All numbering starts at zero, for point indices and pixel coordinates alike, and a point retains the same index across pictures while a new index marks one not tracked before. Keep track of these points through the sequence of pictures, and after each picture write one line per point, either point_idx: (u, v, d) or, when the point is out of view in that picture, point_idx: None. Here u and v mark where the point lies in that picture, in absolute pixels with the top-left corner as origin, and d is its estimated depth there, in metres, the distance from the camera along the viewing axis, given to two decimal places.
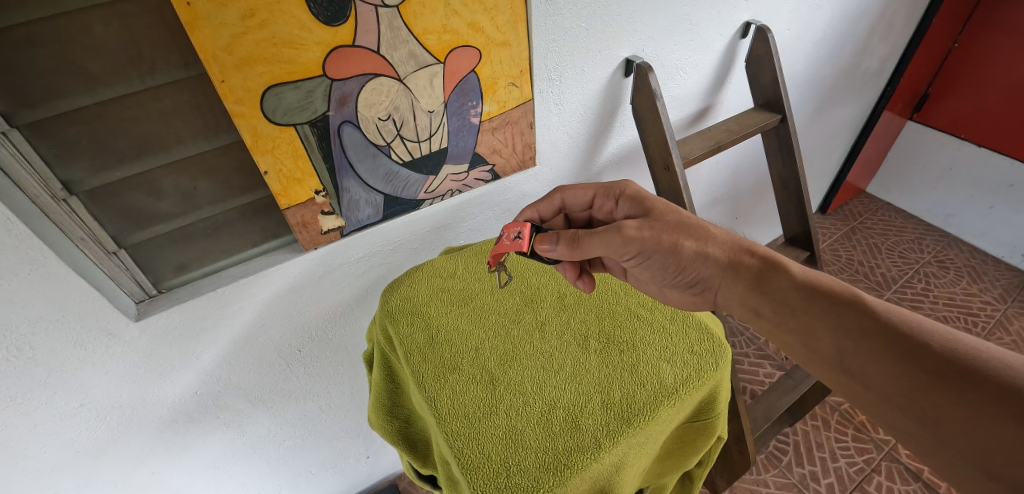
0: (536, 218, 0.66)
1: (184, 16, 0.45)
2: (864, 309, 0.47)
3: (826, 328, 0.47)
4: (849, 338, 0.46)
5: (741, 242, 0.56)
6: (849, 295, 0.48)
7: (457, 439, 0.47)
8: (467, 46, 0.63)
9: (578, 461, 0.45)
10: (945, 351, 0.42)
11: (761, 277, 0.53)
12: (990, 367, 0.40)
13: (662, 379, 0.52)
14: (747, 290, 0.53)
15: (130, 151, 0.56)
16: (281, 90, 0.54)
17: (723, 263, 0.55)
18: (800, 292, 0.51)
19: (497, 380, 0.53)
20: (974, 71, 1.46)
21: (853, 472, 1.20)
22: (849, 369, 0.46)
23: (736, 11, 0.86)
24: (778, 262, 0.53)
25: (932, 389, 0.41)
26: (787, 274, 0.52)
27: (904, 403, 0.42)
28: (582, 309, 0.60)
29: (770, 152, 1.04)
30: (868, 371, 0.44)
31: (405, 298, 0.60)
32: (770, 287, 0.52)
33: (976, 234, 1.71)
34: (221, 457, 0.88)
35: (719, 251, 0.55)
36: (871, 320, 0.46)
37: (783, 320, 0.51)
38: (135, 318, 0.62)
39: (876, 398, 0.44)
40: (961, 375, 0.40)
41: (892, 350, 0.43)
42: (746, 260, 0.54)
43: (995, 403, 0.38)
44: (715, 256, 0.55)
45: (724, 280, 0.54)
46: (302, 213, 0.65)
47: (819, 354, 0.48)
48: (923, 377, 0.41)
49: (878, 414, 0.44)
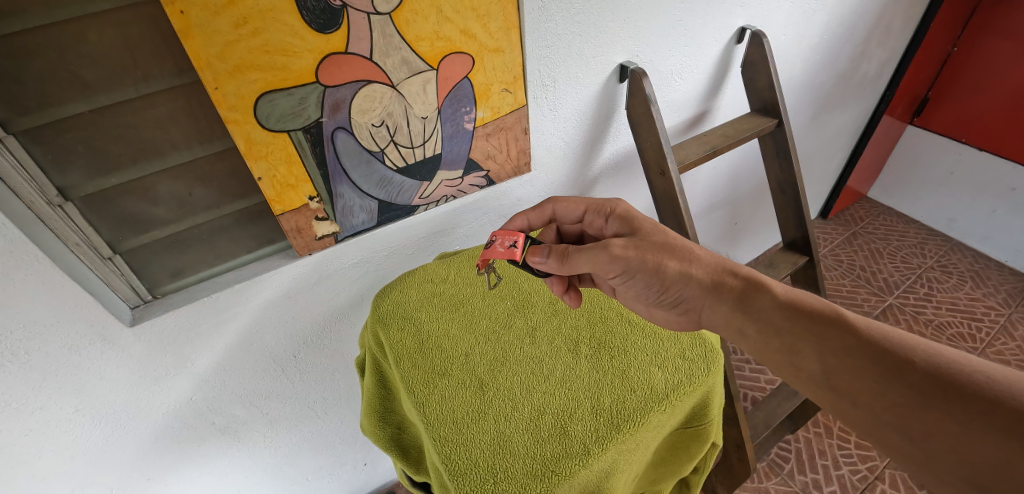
0: (525, 227, 0.65)
1: (178, 25, 0.46)
2: (845, 325, 0.47)
3: (809, 347, 0.47)
4: (834, 356, 0.46)
5: (725, 263, 0.55)
6: (832, 314, 0.48)
7: (446, 446, 0.47)
8: (459, 53, 0.63)
9: (567, 467, 0.45)
10: (928, 366, 0.42)
11: (744, 297, 0.52)
12: (972, 381, 0.40)
13: (653, 384, 0.51)
14: (731, 311, 0.52)
15: (126, 157, 0.56)
16: (274, 97, 0.54)
17: (706, 285, 0.53)
18: (783, 311, 0.50)
19: (487, 385, 0.52)
20: (974, 75, 1.45)
21: (856, 480, 1.18)
22: (835, 388, 0.45)
23: (731, 16, 0.86)
24: (759, 282, 0.53)
25: (918, 404, 0.41)
26: (769, 293, 0.52)
27: (891, 418, 0.42)
28: (574, 315, 0.60)
29: (767, 157, 1.04)
30: (855, 388, 0.44)
31: (395, 304, 0.60)
32: (755, 309, 0.51)
33: (979, 238, 1.70)
34: (217, 464, 0.87)
35: (703, 273, 0.54)
36: (854, 337, 0.45)
37: (768, 342, 0.50)
38: (131, 323, 0.63)
39: (863, 414, 0.43)
40: (945, 389, 0.40)
41: (877, 367, 0.43)
42: (729, 280, 0.53)
43: (980, 417, 0.38)
44: (699, 278, 0.54)
45: (707, 302, 0.53)
46: (296, 218, 0.65)
47: (804, 373, 0.47)
48: (908, 392, 0.41)
49: (867, 431, 0.43)
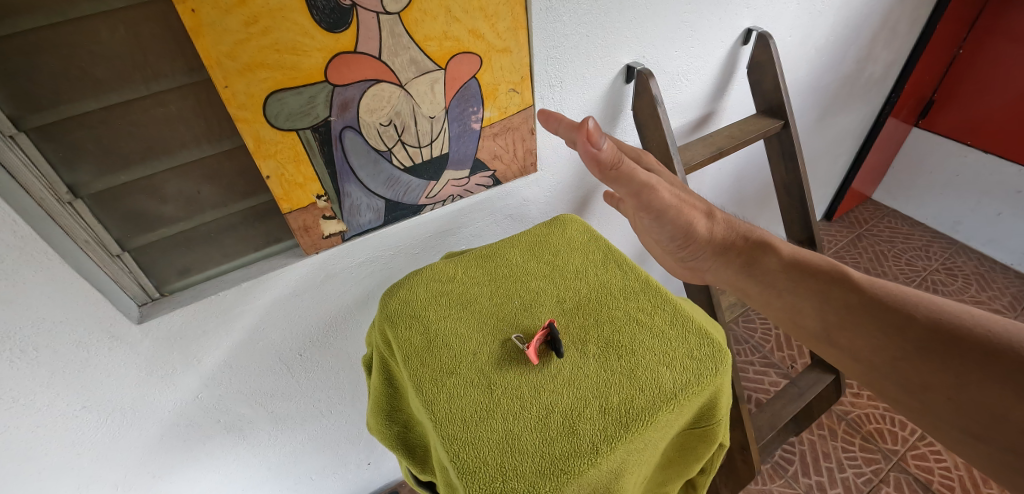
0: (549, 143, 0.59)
1: (189, 23, 0.46)
2: (849, 285, 0.52)
3: (810, 304, 0.53)
4: (836, 314, 0.51)
5: (739, 227, 0.62)
6: (836, 273, 0.54)
7: (454, 444, 0.46)
8: (468, 53, 0.63)
9: (576, 465, 0.44)
10: (928, 321, 0.46)
11: (751, 259, 0.59)
12: (972, 335, 0.44)
13: (662, 383, 0.49)
14: (739, 271, 0.59)
15: (135, 155, 0.57)
16: (283, 95, 0.55)
17: (719, 247, 0.61)
18: (789, 272, 0.56)
19: (495, 384, 0.50)
20: (979, 77, 1.45)
21: (861, 483, 1.17)
22: (833, 340, 0.51)
23: (738, 17, 0.86)
24: (769, 245, 0.59)
25: (916, 357, 0.45)
26: (777, 256, 0.58)
27: (889, 370, 0.46)
28: (582, 315, 0.57)
29: (773, 159, 1.04)
30: (855, 343, 0.49)
31: (404, 302, 0.59)
32: (761, 270, 0.57)
33: (985, 241, 1.69)
34: (222, 462, 0.88)
35: (716, 236, 0.61)
36: (856, 296, 0.51)
37: (772, 298, 0.56)
38: (138, 320, 0.63)
39: (863, 367, 0.48)
40: (943, 343, 0.44)
41: (875, 322, 0.48)
42: (739, 243, 0.60)
43: (977, 368, 0.42)
44: (716, 238, 0.61)
45: (716, 263, 0.61)
46: (304, 217, 0.66)
47: (806, 328, 0.53)
48: (907, 347, 0.46)
49: (867, 383, 0.48)
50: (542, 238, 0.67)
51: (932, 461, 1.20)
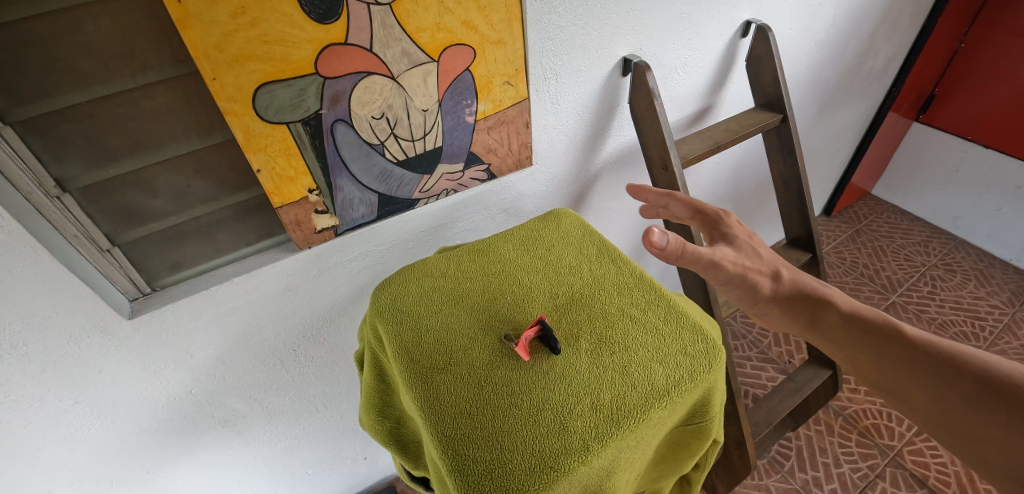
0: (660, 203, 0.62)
1: (175, 14, 0.45)
2: (908, 339, 0.51)
3: (868, 355, 0.52)
4: (892, 366, 0.50)
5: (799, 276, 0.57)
6: (888, 324, 0.53)
7: (443, 441, 0.45)
8: (461, 45, 0.62)
9: (566, 463, 0.43)
10: (982, 373, 0.47)
11: (813, 316, 0.55)
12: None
13: (654, 380, 0.48)
14: (798, 325, 0.55)
15: (123, 149, 0.56)
16: (273, 88, 0.54)
17: (784, 300, 0.56)
18: (846, 322, 0.54)
19: (485, 380, 0.49)
20: (981, 71, 1.44)
21: (857, 478, 1.18)
22: (896, 394, 0.50)
23: (737, 10, 0.85)
24: (827, 295, 0.56)
25: (977, 412, 0.45)
26: (833, 306, 0.55)
27: (948, 424, 0.46)
28: (574, 310, 0.56)
29: (771, 153, 1.02)
30: (912, 394, 0.49)
31: (395, 298, 0.58)
32: (820, 322, 0.54)
33: (985, 237, 1.68)
34: (218, 457, 0.88)
35: (780, 288, 0.56)
36: (913, 348, 0.50)
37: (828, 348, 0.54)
38: (130, 316, 0.62)
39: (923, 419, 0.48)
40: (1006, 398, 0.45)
41: (933, 377, 0.48)
42: (800, 296, 0.56)
43: None
44: (780, 292, 0.56)
45: (782, 318, 0.56)
46: (296, 212, 0.65)
47: (866, 378, 0.52)
48: (968, 401, 0.46)
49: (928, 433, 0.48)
50: (535, 233, 0.66)
51: (929, 457, 1.20)
